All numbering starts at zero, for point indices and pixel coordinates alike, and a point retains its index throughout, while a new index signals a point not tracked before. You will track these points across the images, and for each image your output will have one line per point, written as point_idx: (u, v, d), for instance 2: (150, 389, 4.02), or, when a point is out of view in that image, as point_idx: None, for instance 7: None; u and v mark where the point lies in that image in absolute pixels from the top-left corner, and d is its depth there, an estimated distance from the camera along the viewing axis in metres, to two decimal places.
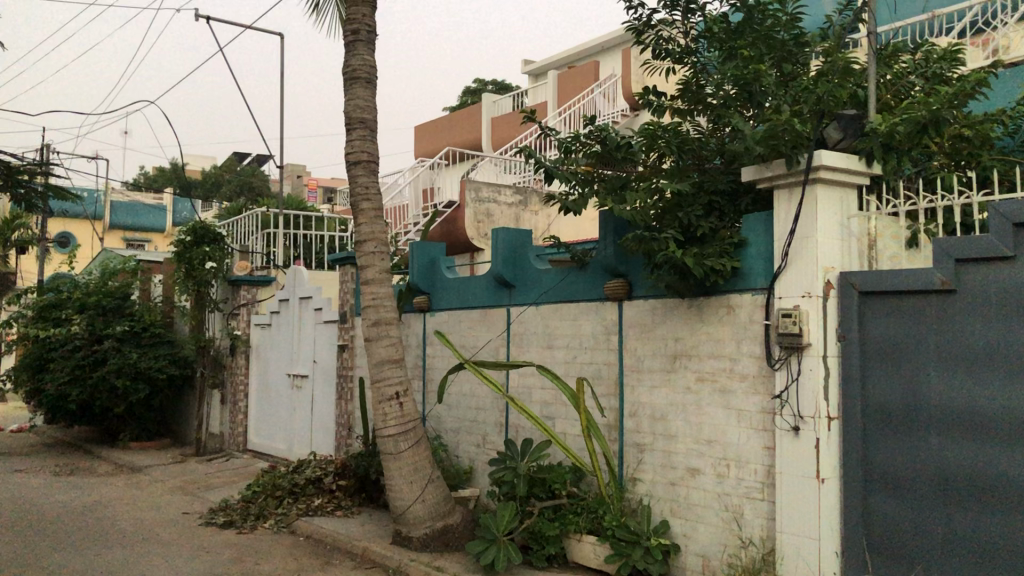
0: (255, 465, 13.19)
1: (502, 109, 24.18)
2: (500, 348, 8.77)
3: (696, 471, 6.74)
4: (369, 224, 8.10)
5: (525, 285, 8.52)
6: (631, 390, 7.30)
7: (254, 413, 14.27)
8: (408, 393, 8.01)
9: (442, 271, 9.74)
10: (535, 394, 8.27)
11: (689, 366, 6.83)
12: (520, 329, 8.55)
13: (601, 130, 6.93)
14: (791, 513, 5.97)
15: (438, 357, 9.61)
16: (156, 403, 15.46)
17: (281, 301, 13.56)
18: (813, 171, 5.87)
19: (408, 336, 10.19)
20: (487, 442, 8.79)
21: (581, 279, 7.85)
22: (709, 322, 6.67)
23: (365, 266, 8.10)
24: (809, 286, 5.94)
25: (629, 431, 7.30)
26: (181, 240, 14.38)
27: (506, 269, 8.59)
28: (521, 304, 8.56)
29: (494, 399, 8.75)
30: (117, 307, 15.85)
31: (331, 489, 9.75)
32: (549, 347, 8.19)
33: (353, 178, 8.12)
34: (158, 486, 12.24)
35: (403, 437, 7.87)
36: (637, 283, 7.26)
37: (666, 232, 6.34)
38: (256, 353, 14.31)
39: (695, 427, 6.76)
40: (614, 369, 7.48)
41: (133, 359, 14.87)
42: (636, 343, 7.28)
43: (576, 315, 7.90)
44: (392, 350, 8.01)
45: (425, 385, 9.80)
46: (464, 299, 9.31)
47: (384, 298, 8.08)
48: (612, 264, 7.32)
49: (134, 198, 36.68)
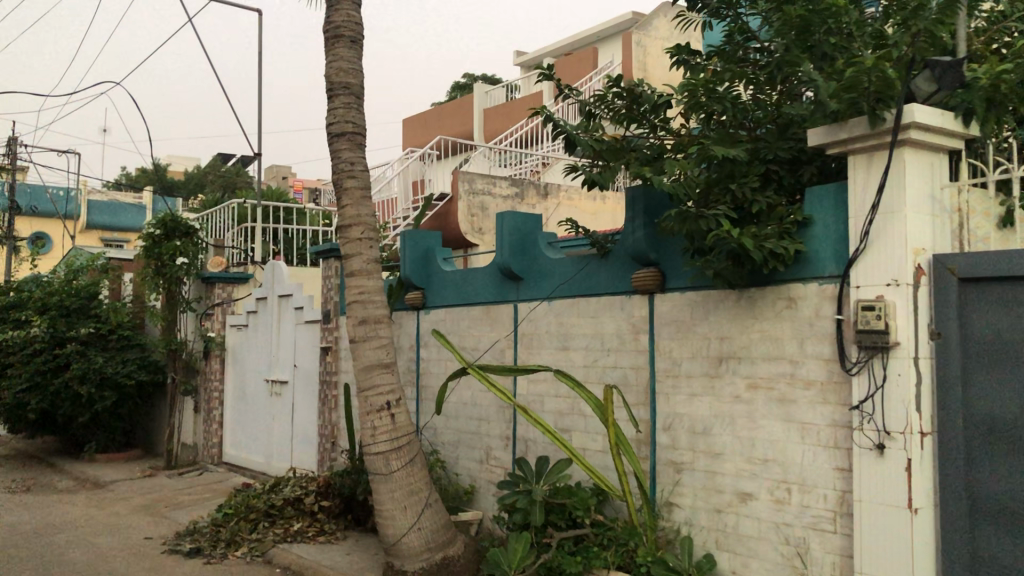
0: (231, 480, 12.00)
1: (494, 101, 23.12)
2: (506, 351, 7.64)
3: (748, 497, 5.64)
4: (354, 206, 6.96)
5: (535, 278, 7.39)
6: (666, 399, 6.18)
7: (229, 423, 13.07)
8: (401, 403, 6.87)
9: (438, 263, 8.61)
10: (548, 403, 7.14)
11: (738, 370, 5.73)
12: (530, 328, 7.41)
13: (632, 89, 5.80)
14: (875, 552, 4.83)
15: (434, 361, 8.48)
16: (125, 412, 14.24)
17: (259, 300, 12.38)
18: (903, 131, 4.76)
19: (400, 338, 9.05)
20: (492, 458, 7.67)
21: (603, 268, 6.73)
22: (763, 318, 5.57)
23: (350, 253, 6.96)
24: (896, 272, 4.83)
25: (663, 448, 6.18)
26: (150, 234, 13.21)
27: (513, 260, 7.46)
28: (531, 300, 7.44)
29: (499, 409, 7.63)
30: (82, 308, 14.63)
31: (312, 510, 8.58)
32: (565, 349, 7.06)
33: (336, 153, 6.97)
34: (122, 504, 11.04)
35: (396, 454, 6.73)
36: (672, 273, 6.15)
37: (719, 208, 5.22)
38: (232, 356, 13.13)
39: (747, 443, 5.66)
40: (644, 373, 6.36)
41: (99, 364, 13.65)
42: (671, 343, 6.17)
43: (598, 311, 6.77)
44: (382, 352, 6.85)
45: (419, 392, 8.67)
46: (463, 294, 8.19)
47: (373, 292, 6.93)
48: (641, 249, 6.21)
49: (113, 198, 35.36)
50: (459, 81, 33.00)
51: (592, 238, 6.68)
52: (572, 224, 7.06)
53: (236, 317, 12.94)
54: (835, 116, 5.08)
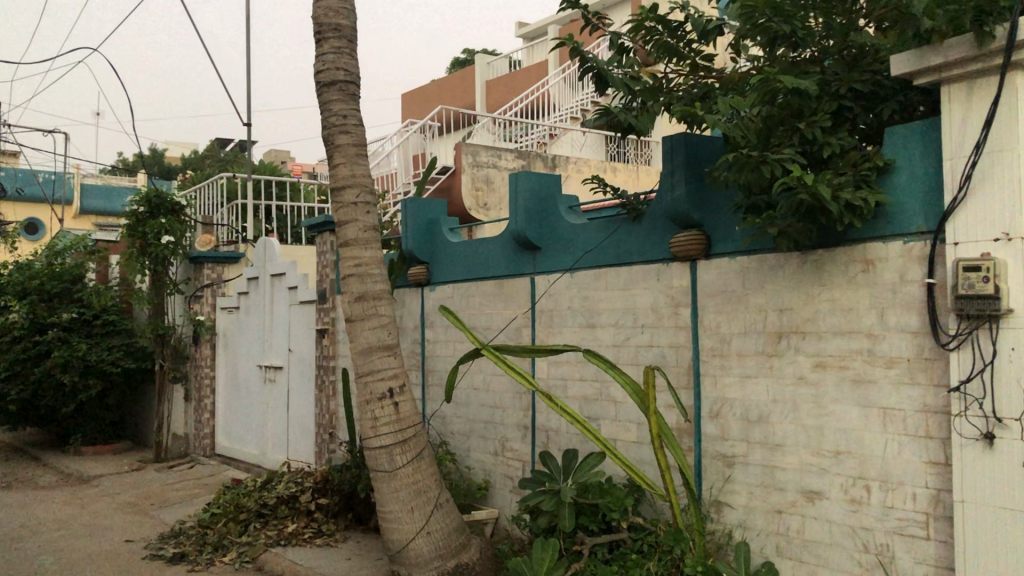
0: (224, 474, 11.17)
1: (496, 71, 22.14)
2: (522, 330, 6.78)
3: (816, 496, 4.79)
4: (348, 165, 6.07)
5: (556, 247, 6.51)
6: (713, 382, 5.33)
7: (221, 413, 12.23)
8: (405, 390, 6.01)
9: (443, 234, 7.75)
10: (573, 389, 6.28)
11: (802, 347, 4.87)
12: (550, 304, 6.55)
13: (675, 18, 4.92)
14: (983, 565, 3.96)
15: (441, 343, 7.63)
16: (112, 403, 13.39)
17: (251, 281, 11.52)
18: (1016, 51, 3.88)
19: (403, 318, 8.18)
20: (508, 450, 6.83)
21: (634, 233, 5.86)
22: (833, 286, 4.71)
23: (343, 219, 6.08)
24: (1008, 224, 3.94)
25: (710, 439, 5.34)
26: (133, 211, 12.36)
27: (529, 227, 6.57)
28: (550, 272, 6.56)
29: (515, 395, 6.79)
30: (63, 292, 13.75)
31: (308, 509, 7.72)
32: (590, 328, 6.20)
33: (326, 105, 6.09)
34: (105, 501, 10.22)
35: (400, 448, 5.88)
36: (719, 235, 5.29)
37: (787, 151, 4.35)
38: (223, 341, 12.28)
39: (813, 433, 4.81)
40: (686, 353, 5.50)
41: (82, 352, 12.80)
42: (718, 316, 5.32)
43: (629, 282, 5.90)
44: (383, 333, 5.99)
45: (424, 378, 7.83)
46: (472, 268, 7.33)
47: (372, 264, 6.06)
48: (683, 209, 5.35)
49: (106, 181, 34.37)
50: (457, 57, 31.85)
51: (622, 198, 5.81)
52: (599, 183, 6.18)
53: (227, 300, 12.08)
54: (927, 39, 4.19)
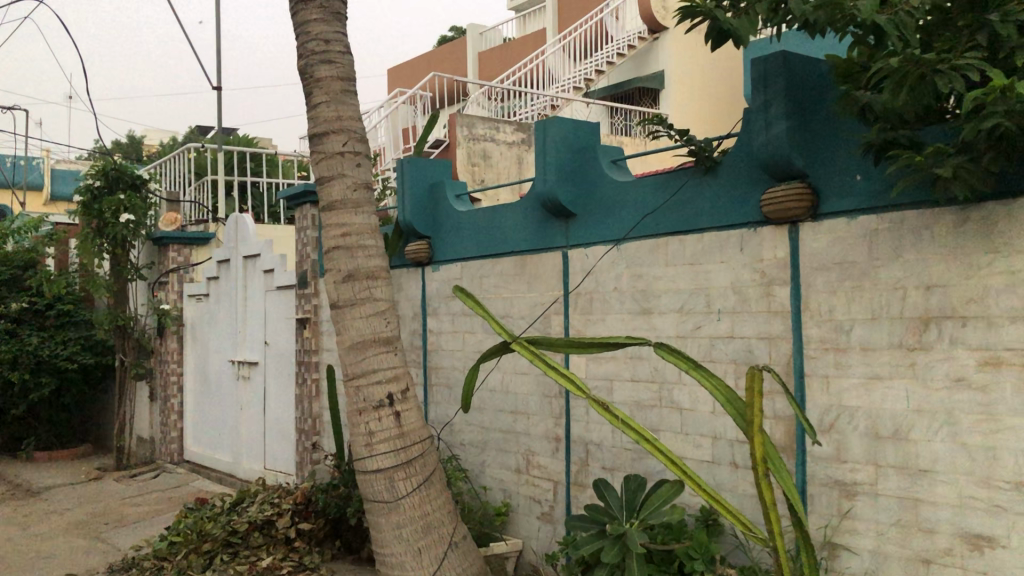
0: (191, 486, 9.78)
1: (491, 42, 20.58)
2: (553, 317, 5.42)
3: (985, 543, 3.45)
4: (332, 104, 4.69)
5: (595, 213, 5.15)
6: (824, 385, 4.00)
7: (191, 415, 10.82)
8: (409, 397, 4.63)
9: (448, 202, 6.39)
10: (621, 392, 4.93)
11: (960, 337, 3.54)
12: (588, 285, 5.18)
13: None
14: None
15: (448, 334, 6.28)
16: (69, 402, 11.97)
17: (222, 264, 10.10)
18: None
19: (399, 305, 6.80)
20: (534, 466, 5.49)
21: (706, 191, 4.52)
22: (1013, 252, 3.37)
23: (326, 174, 4.69)
24: None
25: (821, 460, 4.01)
26: (88, 186, 10.85)
27: (562, 188, 5.20)
28: (587, 246, 5.20)
29: (544, 398, 5.43)
30: (13, 279, 12.26)
31: (287, 538, 6.33)
32: (644, 315, 4.85)
33: (304, 26, 4.72)
34: (49, 521, 8.78)
35: (403, 472, 4.51)
36: (832, 188, 3.96)
37: (969, 55, 3.06)
38: (192, 333, 10.85)
39: (980, 457, 3.46)
40: (783, 346, 4.18)
41: (32, 346, 11.39)
42: (833, 298, 3.98)
43: (699, 255, 4.56)
44: (379, 321, 4.60)
45: (427, 376, 6.47)
46: (486, 242, 5.96)
47: (364, 233, 4.67)
48: (785, 152, 4.01)
49: (78, 166, 32.62)
50: (447, 34, 30.16)
51: (693, 145, 4.46)
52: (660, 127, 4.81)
53: (195, 286, 10.66)
54: None
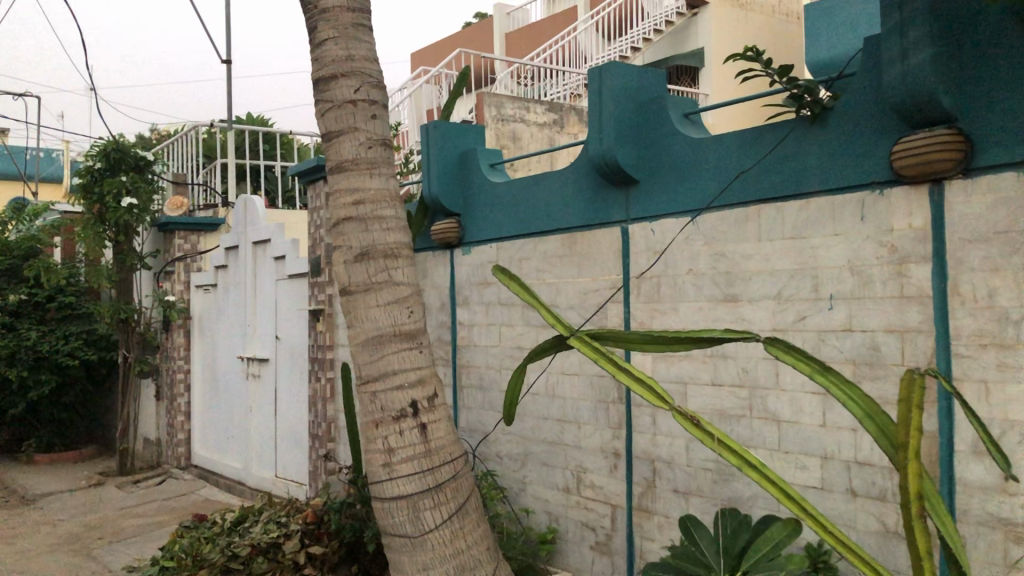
0: (197, 495, 8.92)
1: (518, 22, 19.59)
2: (610, 307, 4.49)
3: None
4: (342, 40, 3.79)
5: (664, 180, 4.21)
6: (982, 394, 3.04)
7: (199, 416, 9.98)
8: (439, 406, 3.72)
9: (480, 173, 5.47)
10: (699, 398, 4.01)
11: None
12: (655, 268, 4.26)
13: None
14: None
15: (481, 328, 5.37)
16: (70, 402, 11.18)
17: (230, 251, 9.25)
18: None
19: (424, 293, 5.90)
20: (586, 486, 4.56)
21: (812, 147, 3.57)
22: None
23: (334, 128, 3.78)
24: None
25: (978, 492, 3.06)
26: (87, 168, 10.01)
27: (623, 150, 4.27)
28: (654, 220, 4.26)
29: (599, 404, 4.50)
30: (11, 270, 11.45)
31: (295, 565, 5.34)
32: (728, 303, 3.91)
33: None
34: (40, 534, 7.95)
35: (431, 500, 3.60)
36: (993, 133, 3.00)
37: None
38: (199, 327, 10.01)
39: None
40: (920, 343, 3.23)
41: (30, 341, 10.60)
42: (995, 280, 3.02)
43: (803, 226, 3.62)
44: (399, 313, 3.68)
45: (456, 376, 5.57)
46: (526, 220, 5.04)
47: (382, 200, 3.76)
48: (928, 88, 3.05)
49: None
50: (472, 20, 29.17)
51: (796, 87, 3.51)
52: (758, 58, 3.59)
53: (202, 275, 9.81)
54: None
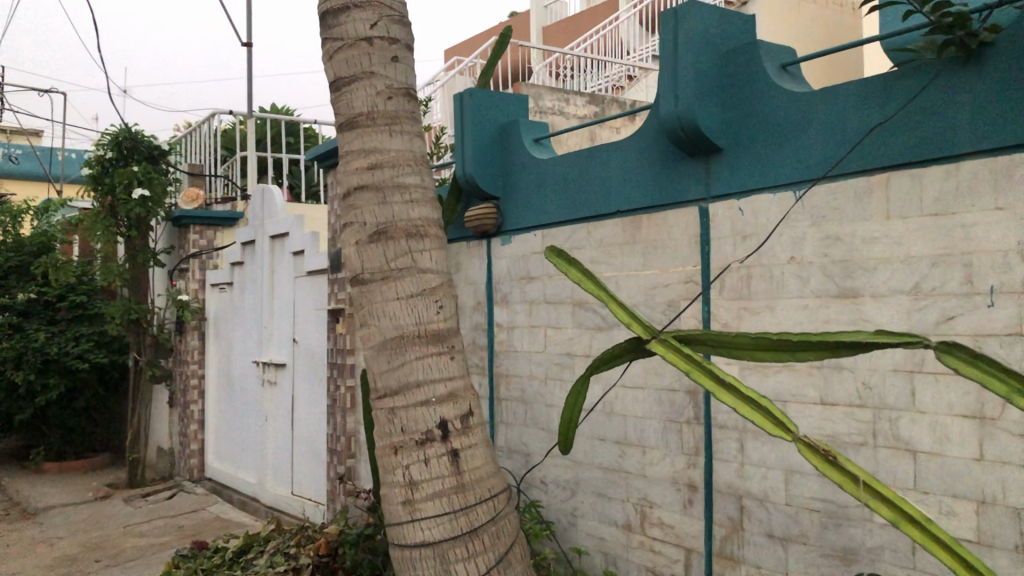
0: (208, 512, 8.18)
1: (556, 15, 18.75)
2: (684, 305, 3.66)
3: None
4: None
5: (756, 146, 3.38)
6: None
7: (213, 425, 9.27)
8: (476, 429, 2.92)
9: (523, 148, 4.66)
10: (803, 419, 3.17)
11: None
12: (743, 257, 3.43)
13: None
14: None
15: (523, 331, 4.56)
16: (81, 407, 10.51)
17: (247, 246, 8.53)
18: None
19: (457, 289, 5.11)
20: (653, 525, 3.73)
21: (964, 94, 2.73)
22: None
23: (344, 74, 3.00)
24: None
25: None
26: (97, 157, 9.34)
27: (705, 110, 3.45)
28: (744, 198, 3.43)
29: (668, 424, 3.67)
30: (22, 267, 10.77)
31: None
32: (844, 300, 3.07)
33: None
34: (33, 554, 7.24)
35: (465, 549, 2.80)
36: None
37: None
38: (215, 329, 9.29)
39: None
40: None
41: (38, 342, 9.94)
42: None
43: (950, 200, 2.78)
44: (428, 309, 2.88)
45: (494, 386, 4.77)
46: (579, 202, 4.23)
47: (404, 165, 2.97)
48: None
49: None
50: None
51: (947, 15, 2.67)
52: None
53: (217, 274, 9.11)
54: None
